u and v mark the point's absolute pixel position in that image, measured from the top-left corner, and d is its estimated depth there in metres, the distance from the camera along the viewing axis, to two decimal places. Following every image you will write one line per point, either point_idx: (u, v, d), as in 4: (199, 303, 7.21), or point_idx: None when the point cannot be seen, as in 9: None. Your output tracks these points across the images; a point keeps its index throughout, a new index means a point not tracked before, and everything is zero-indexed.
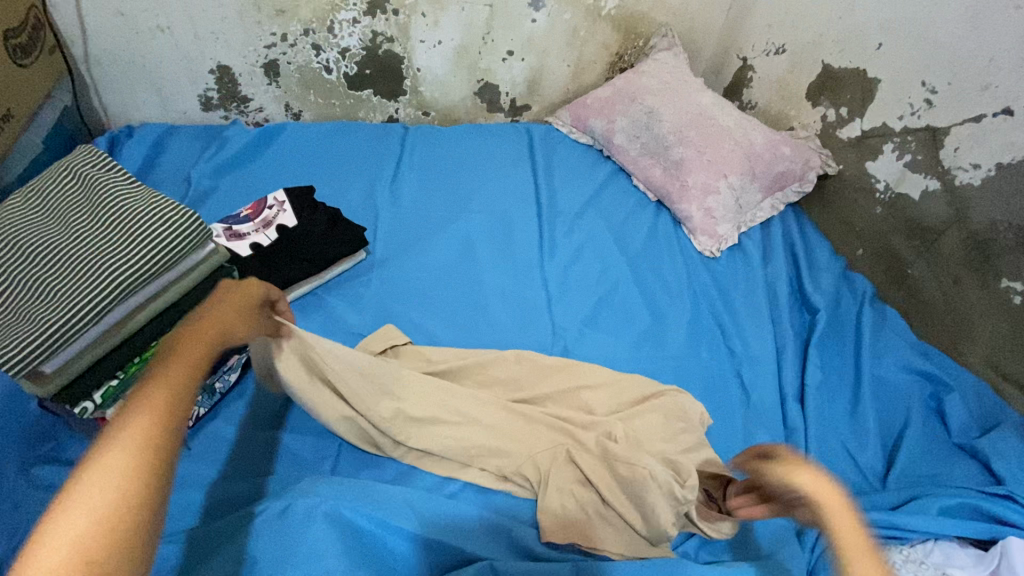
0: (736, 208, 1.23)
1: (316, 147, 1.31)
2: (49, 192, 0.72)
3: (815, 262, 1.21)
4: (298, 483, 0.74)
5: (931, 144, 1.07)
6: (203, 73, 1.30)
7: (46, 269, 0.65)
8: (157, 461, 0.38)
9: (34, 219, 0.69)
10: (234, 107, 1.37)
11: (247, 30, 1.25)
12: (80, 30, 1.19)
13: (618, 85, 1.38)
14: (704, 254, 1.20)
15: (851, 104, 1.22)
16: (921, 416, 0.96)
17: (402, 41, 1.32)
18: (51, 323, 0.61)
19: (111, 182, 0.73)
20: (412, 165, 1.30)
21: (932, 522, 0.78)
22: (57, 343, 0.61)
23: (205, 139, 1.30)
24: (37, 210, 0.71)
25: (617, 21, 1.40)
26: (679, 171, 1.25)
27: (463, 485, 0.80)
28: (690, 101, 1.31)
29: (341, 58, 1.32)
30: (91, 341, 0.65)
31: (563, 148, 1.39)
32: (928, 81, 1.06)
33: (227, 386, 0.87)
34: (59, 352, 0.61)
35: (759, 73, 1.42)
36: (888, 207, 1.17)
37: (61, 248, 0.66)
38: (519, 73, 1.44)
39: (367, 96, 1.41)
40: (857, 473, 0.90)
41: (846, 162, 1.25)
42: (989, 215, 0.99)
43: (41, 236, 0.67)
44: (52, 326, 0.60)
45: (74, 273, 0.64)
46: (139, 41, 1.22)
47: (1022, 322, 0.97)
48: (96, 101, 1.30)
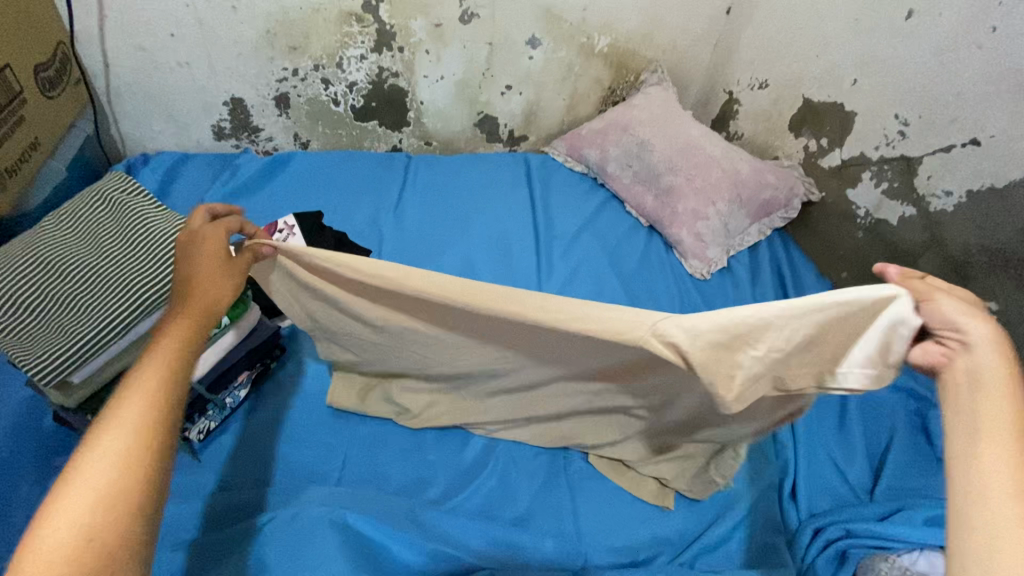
0: (725, 233, 1.29)
1: (324, 175, 1.37)
2: (79, 212, 0.77)
3: (801, 284, 1.27)
4: (310, 490, 0.77)
5: (906, 172, 1.14)
6: (217, 106, 1.37)
7: (77, 286, 0.69)
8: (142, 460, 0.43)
9: (66, 239, 0.73)
10: (245, 136, 1.44)
11: (260, 65, 1.32)
12: (103, 65, 1.25)
13: (611, 117, 1.45)
14: (695, 276, 1.26)
15: (831, 135, 1.29)
16: (906, 431, 0.99)
17: (407, 76, 1.40)
18: (83, 336, 0.65)
19: (139, 206, 0.77)
20: (415, 192, 1.36)
21: (915, 530, 0.81)
22: (86, 352, 0.65)
23: (217, 167, 1.36)
24: (67, 229, 0.75)
25: (610, 57, 1.49)
26: (669, 198, 1.31)
27: (464, 497, 0.83)
28: (679, 131, 1.38)
29: (349, 91, 1.40)
30: (118, 351, 0.69)
31: (560, 176, 1.46)
32: (900, 113, 1.13)
33: (237, 401, 0.89)
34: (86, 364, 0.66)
35: (744, 106, 1.51)
36: (868, 232, 1.24)
37: (91, 266, 0.71)
38: (517, 106, 1.51)
39: (373, 126, 1.48)
40: (844, 486, 0.93)
41: (828, 190, 1.32)
42: (963, 239, 1.05)
43: (72, 255, 0.71)
44: (83, 339, 0.65)
45: (104, 291, 0.69)
46: (159, 75, 1.29)
47: None
48: (115, 131, 1.36)
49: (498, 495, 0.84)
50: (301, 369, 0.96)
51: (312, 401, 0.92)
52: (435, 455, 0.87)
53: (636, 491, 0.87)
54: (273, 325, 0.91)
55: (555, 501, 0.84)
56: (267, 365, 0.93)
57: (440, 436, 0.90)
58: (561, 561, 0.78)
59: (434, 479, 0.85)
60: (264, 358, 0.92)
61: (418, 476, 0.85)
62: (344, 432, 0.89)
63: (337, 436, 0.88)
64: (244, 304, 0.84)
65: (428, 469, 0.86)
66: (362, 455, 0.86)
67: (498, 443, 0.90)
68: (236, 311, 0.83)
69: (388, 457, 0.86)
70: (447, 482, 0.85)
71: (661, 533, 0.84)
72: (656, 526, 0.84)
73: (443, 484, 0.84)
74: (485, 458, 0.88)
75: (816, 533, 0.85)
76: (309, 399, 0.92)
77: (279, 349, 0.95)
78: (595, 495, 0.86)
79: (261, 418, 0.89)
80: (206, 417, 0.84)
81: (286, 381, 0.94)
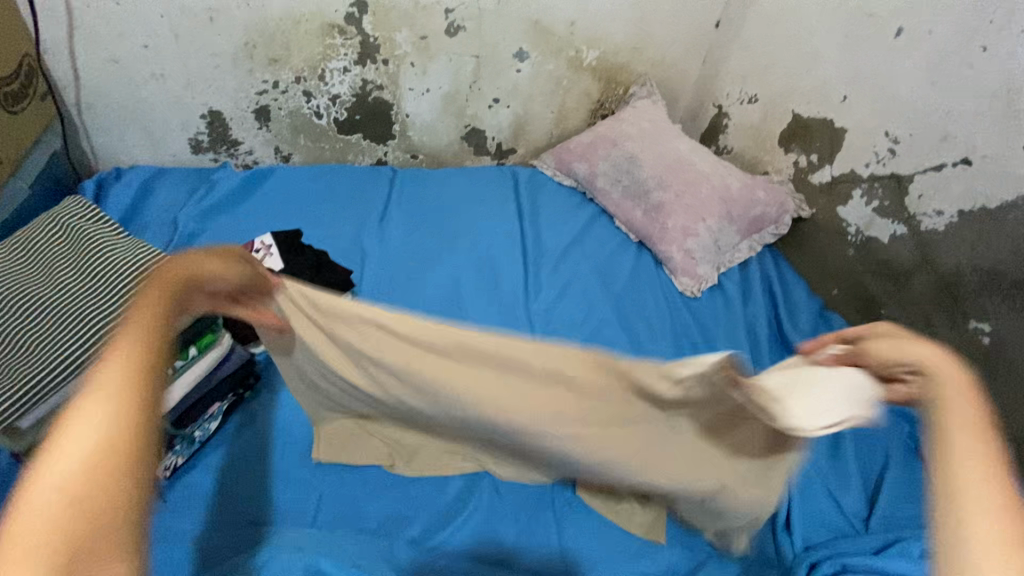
0: (715, 250, 1.26)
1: (305, 189, 1.33)
2: (50, 247, 0.79)
3: (792, 302, 1.25)
4: (282, 533, 0.73)
5: (897, 190, 1.13)
6: (194, 119, 1.32)
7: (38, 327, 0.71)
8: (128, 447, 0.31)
9: (37, 277, 0.76)
10: (223, 150, 1.39)
11: (239, 78, 1.28)
12: (73, 76, 1.20)
13: (600, 131, 1.43)
14: (686, 294, 1.23)
15: (821, 151, 1.28)
16: (900, 456, 0.97)
17: (391, 89, 1.37)
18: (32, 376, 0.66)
19: (99, 235, 0.80)
20: (400, 207, 1.33)
21: (913, 564, 0.79)
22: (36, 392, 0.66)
23: (194, 182, 1.31)
24: (39, 267, 0.77)
25: (598, 71, 1.47)
26: (659, 214, 1.29)
27: (445, 536, 0.80)
28: (669, 146, 1.36)
29: (332, 104, 1.36)
30: None
31: (548, 190, 1.43)
32: (890, 131, 1.12)
33: (207, 434, 0.84)
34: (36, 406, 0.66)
35: (734, 121, 1.49)
36: (860, 250, 1.22)
37: (50, 303, 0.72)
38: (505, 119, 1.49)
39: (357, 139, 1.44)
40: (840, 517, 0.90)
41: (819, 206, 1.30)
42: (955, 258, 1.04)
43: (37, 293, 0.73)
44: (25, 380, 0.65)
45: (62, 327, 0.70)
46: (132, 87, 1.25)
47: (992, 363, 1.01)
48: (85, 144, 1.32)
49: (481, 532, 0.81)
50: (276, 397, 0.92)
51: (286, 433, 0.88)
52: (416, 491, 0.84)
53: (626, 527, 0.84)
54: (245, 353, 0.89)
55: (543, 539, 0.82)
56: (240, 396, 0.89)
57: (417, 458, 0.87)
58: None
59: (415, 517, 0.81)
60: (236, 388, 0.88)
61: (397, 514, 0.82)
62: (317, 466, 0.85)
63: (311, 471, 0.84)
64: (213, 333, 0.82)
65: (409, 506, 0.83)
66: (338, 492, 0.83)
67: (483, 478, 0.87)
68: (205, 342, 0.81)
69: (366, 493, 0.83)
70: (427, 519, 0.81)
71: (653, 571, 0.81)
72: (648, 564, 0.81)
73: (423, 522, 0.81)
74: (469, 492, 0.85)
75: (812, 568, 0.82)
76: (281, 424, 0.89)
77: (253, 377, 0.91)
78: (583, 531, 0.83)
79: (228, 452, 0.85)
80: (173, 453, 0.80)
81: (259, 411, 0.90)
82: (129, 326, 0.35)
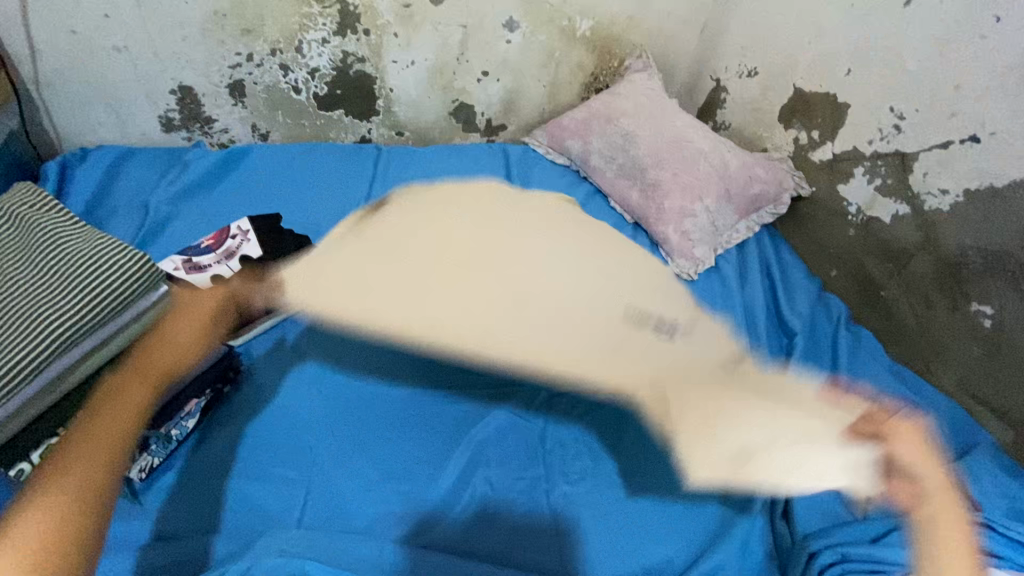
0: (713, 231, 1.22)
1: (280, 171, 1.26)
2: (9, 236, 0.78)
3: (789, 282, 1.21)
4: (266, 538, 0.72)
5: (901, 168, 1.08)
6: (163, 94, 1.25)
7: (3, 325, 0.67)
8: (91, 519, 0.45)
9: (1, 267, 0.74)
10: (196, 128, 1.32)
11: (210, 49, 1.20)
12: (30, 50, 1.13)
13: (595, 106, 1.37)
14: (682, 277, 1.18)
15: (822, 127, 1.23)
16: None
17: (374, 62, 1.29)
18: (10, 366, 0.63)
19: (48, 222, 0.79)
20: (385, 188, 1.26)
21: (912, 553, 0.77)
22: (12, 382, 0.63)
23: (165, 163, 1.25)
24: (6, 259, 0.75)
25: (593, 42, 1.40)
26: (655, 193, 1.24)
27: (436, 531, 0.79)
28: (666, 123, 1.31)
29: (310, 78, 1.29)
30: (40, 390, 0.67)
31: (540, 169, 1.37)
32: (895, 106, 1.07)
33: (185, 433, 0.84)
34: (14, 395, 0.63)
35: (733, 94, 1.43)
36: (860, 230, 1.17)
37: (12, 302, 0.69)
38: (495, 93, 1.42)
39: (339, 116, 1.37)
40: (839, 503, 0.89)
41: (819, 184, 1.25)
42: (959, 240, 1.00)
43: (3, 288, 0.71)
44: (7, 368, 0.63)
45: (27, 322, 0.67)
46: (95, 61, 1.17)
47: (994, 345, 0.97)
48: (46, 123, 1.24)
49: (476, 527, 0.80)
50: (259, 391, 0.92)
51: (278, 430, 0.88)
52: (408, 484, 0.84)
53: (620, 518, 0.84)
54: (224, 347, 0.88)
55: (537, 532, 0.81)
56: (220, 391, 0.89)
57: (435, 422, 0.91)
58: None
59: (405, 515, 0.80)
60: (216, 383, 0.89)
61: (387, 511, 0.81)
62: (305, 463, 0.85)
63: (299, 468, 0.84)
64: None
65: (400, 503, 0.82)
66: (326, 486, 0.83)
67: (476, 472, 0.86)
68: None
69: (354, 491, 0.82)
70: (417, 516, 0.80)
71: (649, 560, 0.81)
72: (641, 553, 0.81)
73: (412, 520, 0.80)
74: (463, 484, 0.85)
75: (811, 557, 0.81)
76: (291, 413, 0.90)
77: (233, 372, 0.91)
78: (578, 521, 0.83)
79: (224, 451, 0.85)
80: (148, 454, 0.80)
81: (241, 405, 0.90)
82: (99, 434, 0.48)
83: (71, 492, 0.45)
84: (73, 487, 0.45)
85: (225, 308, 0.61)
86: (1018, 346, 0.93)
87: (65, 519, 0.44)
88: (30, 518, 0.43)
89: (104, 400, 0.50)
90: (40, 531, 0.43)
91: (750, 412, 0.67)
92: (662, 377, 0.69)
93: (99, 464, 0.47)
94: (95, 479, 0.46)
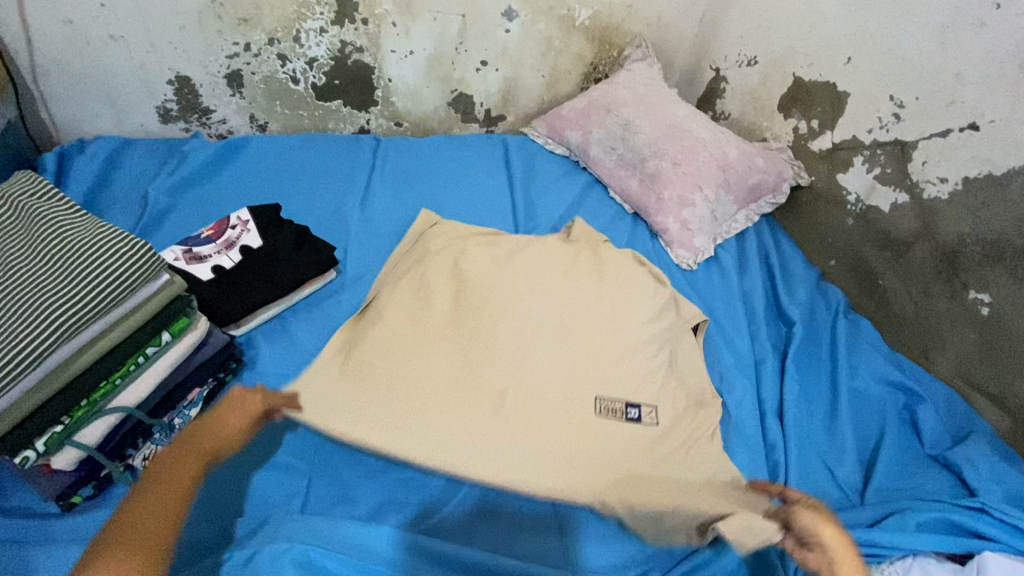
0: (712, 220, 1.22)
1: (279, 162, 1.26)
2: (9, 225, 0.78)
3: (788, 272, 1.21)
4: (290, 521, 0.70)
5: (900, 157, 1.08)
6: (161, 84, 1.24)
7: (4, 313, 0.67)
8: (151, 554, 0.59)
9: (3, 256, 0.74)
10: (194, 119, 1.31)
11: (207, 39, 1.20)
12: (26, 40, 1.12)
13: (594, 96, 1.37)
14: (682, 267, 1.19)
15: (822, 116, 1.22)
16: (895, 426, 0.96)
17: (372, 52, 1.29)
18: (14, 353, 0.64)
19: (49, 210, 0.79)
20: (384, 179, 1.26)
21: (910, 537, 0.78)
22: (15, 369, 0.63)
23: (163, 154, 1.24)
24: (8, 248, 0.75)
25: (591, 31, 1.40)
26: (654, 183, 1.23)
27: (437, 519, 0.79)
28: (665, 113, 1.30)
29: (308, 68, 1.28)
30: (42, 377, 0.67)
31: (540, 159, 1.37)
32: (895, 95, 1.07)
33: (187, 422, 0.85)
34: (17, 382, 0.64)
35: (733, 84, 1.43)
36: (859, 219, 1.18)
37: (14, 291, 0.69)
38: (493, 83, 1.41)
39: (337, 107, 1.36)
40: (837, 489, 0.90)
41: (818, 174, 1.25)
42: (956, 228, 1.00)
43: (6, 277, 0.71)
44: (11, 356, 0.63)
45: (29, 310, 0.67)
46: (91, 51, 1.16)
47: (992, 333, 0.97)
48: (44, 115, 1.23)
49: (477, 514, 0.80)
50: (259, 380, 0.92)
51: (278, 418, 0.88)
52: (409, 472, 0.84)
53: None
54: (225, 336, 0.88)
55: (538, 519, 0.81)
56: (222, 380, 0.90)
57: None
58: None
59: (406, 502, 0.81)
60: (218, 372, 0.89)
61: (388, 498, 0.81)
62: (306, 450, 0.85)
63: (300, 455, 0.85)
64: (186, 318, 0.82)
65: (401, 490, 0.82)
66: (328, 474, 0.83)
67: None
68: (178, 327, 0.81)
69: (356, 478, 0.83)
70: (418, 504, 0.81)
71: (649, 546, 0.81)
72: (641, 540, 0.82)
73: (413, 508, 0.80)
74: None
75: None
76: None
77: (235, 361, 0.91)
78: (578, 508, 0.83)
79: None
80: (151, 442, 0.81)
81: None
82: (195, 450, 0.72)
83: (172, 491, 0.67)
84: (160, 504, 0.65)
85: (266, 407, 0.81)
86: (1015, 333, 0.94)
87: (139, 546, 0.60)
88: (146, 508, 0.65)
89: (198, 427, 0.75)
90: (111, 564, 0.57)
91: (684, 509, 0.76)
92: (624, 467, 0.80)
93: (198, 468, 0.71)
94: (175, 500, 0.66)
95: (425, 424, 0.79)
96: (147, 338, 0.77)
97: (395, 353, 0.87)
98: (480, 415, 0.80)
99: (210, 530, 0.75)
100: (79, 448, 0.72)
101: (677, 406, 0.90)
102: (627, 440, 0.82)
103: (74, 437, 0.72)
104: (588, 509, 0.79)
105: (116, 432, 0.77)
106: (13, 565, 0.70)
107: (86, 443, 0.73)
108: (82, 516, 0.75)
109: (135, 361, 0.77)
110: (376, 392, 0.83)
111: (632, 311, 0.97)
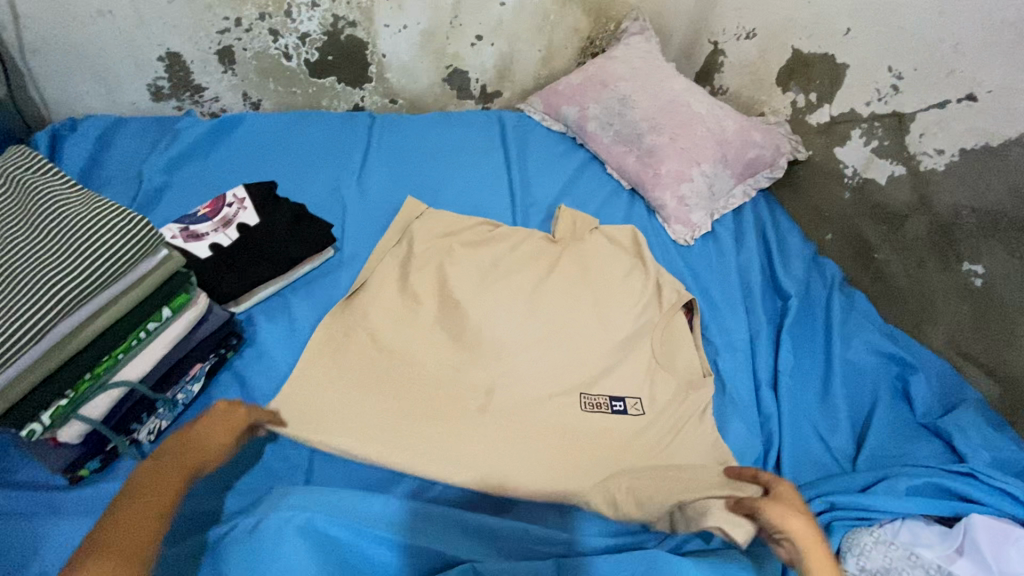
0: (710, 196, 1.22)
1: (273, 140, 1.25)
2: (8, 199, 0.78)
3: (785, 246, 1.21)
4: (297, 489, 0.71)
5: (897, 129, 1.08)
6: (151, 61, 1.22)
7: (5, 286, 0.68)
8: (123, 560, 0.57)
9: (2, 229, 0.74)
10: (187, 97, 1.30)
11: (197, 14, 1.17)
12: (12, 17, 1.10)
13: (591, 71, 1.35)
14: (679, 243, 1.19)
15: (820, 89, 1.21)
16: (887, 397, 0.97)
17: (365, 26, 1.27)
18: (15, 326, 0.64)
19: (46, 184, 0.78)
20: (379, 157, 1.25)
21: (900, 501, 0.79)
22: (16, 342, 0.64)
23: (157, 132, 1.23)
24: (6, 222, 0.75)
25: (587, 4, 1.38)
26: (651, 159, 1.23)
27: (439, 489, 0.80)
28: (663, 87, 1.29)
29: (301, 44, 1.26)
30: (44, 350, 0.68)
31: (537, 136, 1.36)
32: (895, 66, 1.06)
33: (190, 397, 0.86)
34: (20, 354, 0.64)
35: (731, 57, 1.41)
36: (855, 192, 1.18)
37: (14, 265, 0.69)
38: (488, 58, 1.40)
39: (331, 84, 1.35)
40: (829, 457, 0.92)
41: (816, 147, 1.25)
42: (950, 200, 1.01)
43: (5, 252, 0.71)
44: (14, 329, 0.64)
45: (30, 284, 0.67)
46: (79, 27, 1.14)
47: (984, 304, 0.99)
48: (34, 94, 1.22)
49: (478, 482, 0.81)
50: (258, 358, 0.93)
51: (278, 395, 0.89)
52: None
53: None
54: (225, 313, 0.89)
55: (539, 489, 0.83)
56: (223, 356, 0.90)
57: None
58: (546, 550, 0.72)
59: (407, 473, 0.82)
60: (219, 349, 0.89)
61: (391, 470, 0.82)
62: None
63: None
64: (186, 293, 0.82)
65: None
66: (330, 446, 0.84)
67: None
68: (178, 302, 0.81)
69: None
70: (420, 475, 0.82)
71: None
72: None
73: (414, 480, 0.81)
74: None
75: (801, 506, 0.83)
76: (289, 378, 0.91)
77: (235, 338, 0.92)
78: None
79: None
80: (156, 417, 0.82)
81: (244, 371, 0.91)
82: (178, 464, 0.69)
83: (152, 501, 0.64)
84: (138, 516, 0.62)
85: (250, 422, 0.78)
86: (1006, 304, 0.95)
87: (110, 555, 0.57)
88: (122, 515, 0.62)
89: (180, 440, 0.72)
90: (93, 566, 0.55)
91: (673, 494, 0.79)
92: (608, 456, 0.84)
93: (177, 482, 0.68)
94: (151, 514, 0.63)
95: (415, 423, 0.83)
96: (149, 312, 0.77)
97: (392, 354, 0.91)
98: (471, 413, 0.85)
99: (218, 503, 0.77)
100: (83, 421, 0.73)
101: (669, 388, 0.93)
102: (612, 431, 0.87)
103: (80, 410, 0.73)
104: (588, 476, 0.80)
105: (121, 407, 0.78)
106: (24, 535, 0.71)
107: (91, 416, 0.74)
108: (91, 488, 0.77)
109: (137, 337, 0.78)
110: (368, 393, 0.86)
111: (620, 300, 1.01)
